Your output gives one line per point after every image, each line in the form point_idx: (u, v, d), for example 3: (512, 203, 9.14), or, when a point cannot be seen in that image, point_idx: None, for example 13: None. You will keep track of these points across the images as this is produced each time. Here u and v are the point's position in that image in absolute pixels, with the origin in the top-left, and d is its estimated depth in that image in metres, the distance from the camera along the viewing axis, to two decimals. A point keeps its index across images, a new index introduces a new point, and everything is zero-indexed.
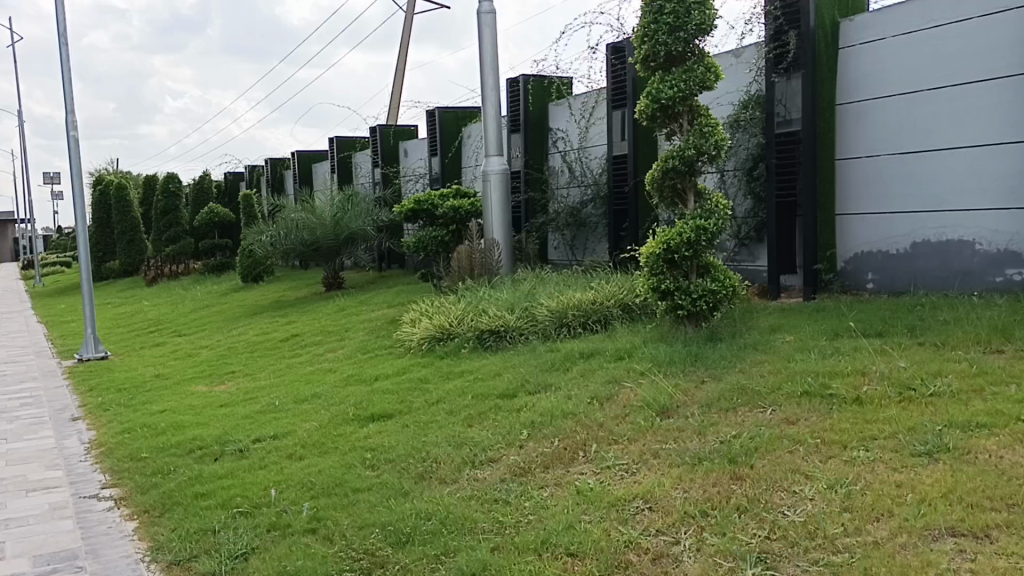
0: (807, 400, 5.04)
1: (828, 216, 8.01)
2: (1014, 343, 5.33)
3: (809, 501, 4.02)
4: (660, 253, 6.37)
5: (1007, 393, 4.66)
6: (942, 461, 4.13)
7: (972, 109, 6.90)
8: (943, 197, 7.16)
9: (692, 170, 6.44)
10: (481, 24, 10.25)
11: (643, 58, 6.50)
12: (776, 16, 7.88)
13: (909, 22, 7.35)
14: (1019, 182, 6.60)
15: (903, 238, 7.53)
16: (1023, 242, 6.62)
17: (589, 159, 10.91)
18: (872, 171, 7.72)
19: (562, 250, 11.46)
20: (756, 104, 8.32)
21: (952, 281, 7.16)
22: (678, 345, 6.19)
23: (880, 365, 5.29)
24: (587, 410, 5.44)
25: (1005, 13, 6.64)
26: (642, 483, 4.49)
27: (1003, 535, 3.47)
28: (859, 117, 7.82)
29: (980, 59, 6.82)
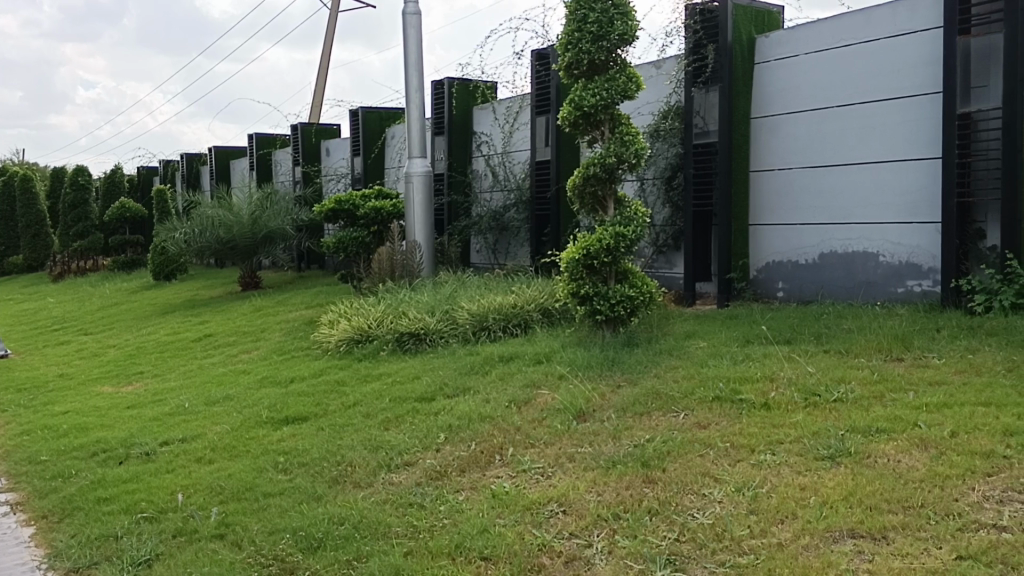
0: (718, 405, 5.17)
1: (742, 226, 8.23)
2: (913, 351, 5.58)
3: (718, 503, 4.13)
4: (580, 259, 6.42)
5: (906, 399, 4.87)
6: (843, 464, 4.29)
7: (879, 126, 7.19)
8: (851, 210, 7.44)
9: (612, 177, 6.54)
10: (406, 25, 10.20)
11: (567, 66, 6.56)
12: (696, 29, 8.07)
13: (821, 41, 7.63)
14: (920, 198, 6.90)
15: (812, 248, 7.79)
16: (923, 255, 6.91)
17: (512, 163, 10.95)
18: (785, 184, 7.97)
19: (484, 254, 11.47)
20: (675, 114, 8.49)
21: (857, 291, 7.43)
22: (595, 350, 6.26)
23: (788, 371, 5.47)
24: (504, 414, 5.46)
25: (910, 36, 6.96)
26: (557, 486, 4.53)
27: (899, 536, 3.62)
28: (773, 131, 8.07)
29: (888, 78, 7.11)
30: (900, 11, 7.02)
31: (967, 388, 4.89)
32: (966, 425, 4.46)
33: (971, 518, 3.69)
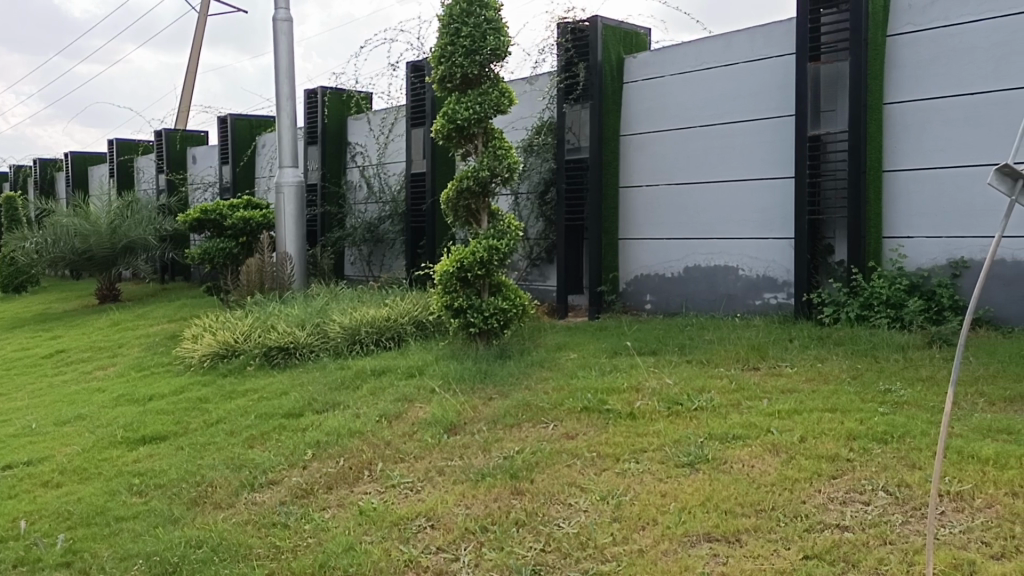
0: (586, 415, 5.27)
1: (612, 240, 8.45)
2: (768, 360, 5.87)
3: (583, 512, 4.20)
4: (454, 271, 6.41)
5: (760, 406, 5.11)
6: (702, 470, 4.45)
7: (737, 146, 7.54)
8: (713, 226, 7.76)
9: (485, 191, 6.58)
10: (277, 32, 9.98)
11: (440, 78, 6.57)
12: (567, 47, 8.29)
13: (685, 63, 7.94)
14: (775, 215, 7.28)
15: (677, 262, 8.08)
16: (778, 270, 7.29)
17: (387, 175, 10.89)
18: (652, 200, 8.24)
19: (358, 266, 11.32)
20: (548, 130, 8.66)
21: (719, 303, 7.75)
22: (468, 362, 6.28)
23: (652, 381, 5.64)
24: (374, 428, 5.39)
25: (765, 62, 7.34)
26: (426, 500, 4.50)
27: (751, 538, 3.79)
28: (641, 148, 8.33)
29: (746, 101, 7.47)
30: (757, 37, 7.40)
31: (815, 395, 5.17)
32: (814, 430, 4.71)
33: (816, 519, 3.89)
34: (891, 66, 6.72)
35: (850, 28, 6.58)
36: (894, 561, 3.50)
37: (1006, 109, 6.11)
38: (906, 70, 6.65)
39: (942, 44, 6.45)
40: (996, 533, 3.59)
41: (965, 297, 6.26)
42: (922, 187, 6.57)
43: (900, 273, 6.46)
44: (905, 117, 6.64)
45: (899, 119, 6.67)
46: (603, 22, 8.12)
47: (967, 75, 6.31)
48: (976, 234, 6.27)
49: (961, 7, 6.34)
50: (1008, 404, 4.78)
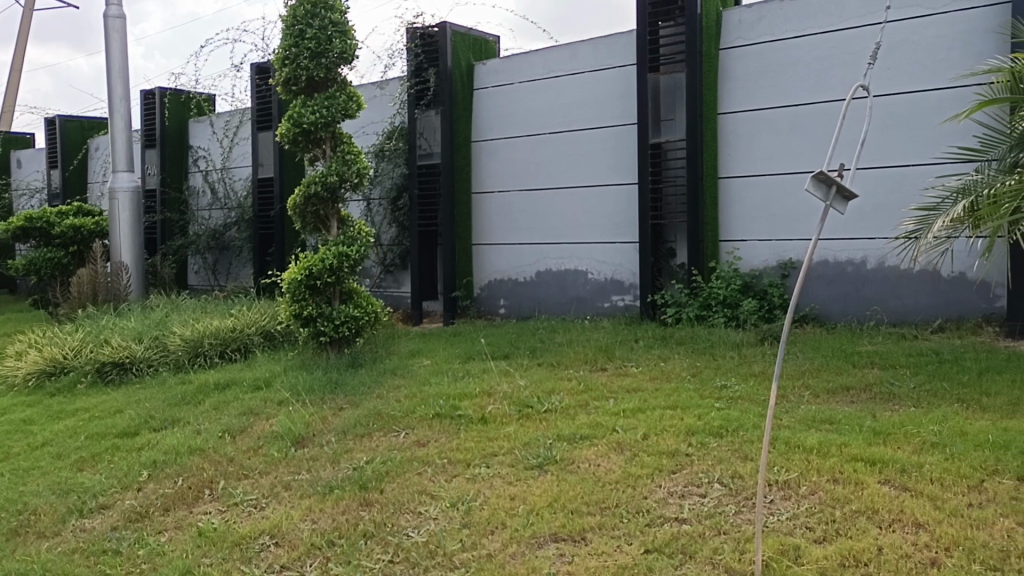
0: (437, 422, 5.25)
1: (465, 246, 8.48)
2: (615, 361, 6.04)
3: (433, 520, 4.18)
4: (302, 279, 6.24)
5: (607, 406, 5.25)
6: (550, 472, 4.52)
7: (584, 153, 7.74)
8: (562, 231, 7.93)
9: (334, 197, 6.46)
10: (108, 29, 9.44)
11: (284, 81, 6.40)
12: (417, 53, 8.28)
13: (533, 71, 8.07)
14: (620, 220, 7.53)
15: (529, 267, 8.20)
16: (624, 273, 7.53)
17: (232, 180, 10.53)
18: (504, 205, 8.34)
19: (203, 275, 10.87)
20: (399, 135, 8.61)
21: (569, 306, 7.93)
22: (318, 372, 6.13)
23: (503, 385, 5.69)
24: (217, 445, 5.17)
25: (609, 71, 7.57)
26: (270, 517, 4.35)
27: (595, 536, 3.87)
28: (492, 154, 8.41)
29: (591, 109, 7.68)
30: (600, 47, 7.63)
31: (658, 393, 5.36)
32: (656, 427, 4.89)
33: (657, 514, 4.02)
34: (724, 77, 7.07)
35: (686, 41, 6.88)
36: (727, 550, 3.66)
37: (824, 120, 6.56)
38: (737, 82, 7.02)
39: (768, 58, 6.85)
40: (819, 518, 3.81)
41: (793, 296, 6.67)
42: (753, 193, 6.95)
43: (734, 274, 6.80)
44: (737, 127, 7.01)
45: (732, 129, 7.04)
46: (453, 29, 8.14)
47: (791, 87, 6.73)
48: (801, 237, 6.69)
49: (784, 23, 6.76)
50: (831, 395, 5.12)
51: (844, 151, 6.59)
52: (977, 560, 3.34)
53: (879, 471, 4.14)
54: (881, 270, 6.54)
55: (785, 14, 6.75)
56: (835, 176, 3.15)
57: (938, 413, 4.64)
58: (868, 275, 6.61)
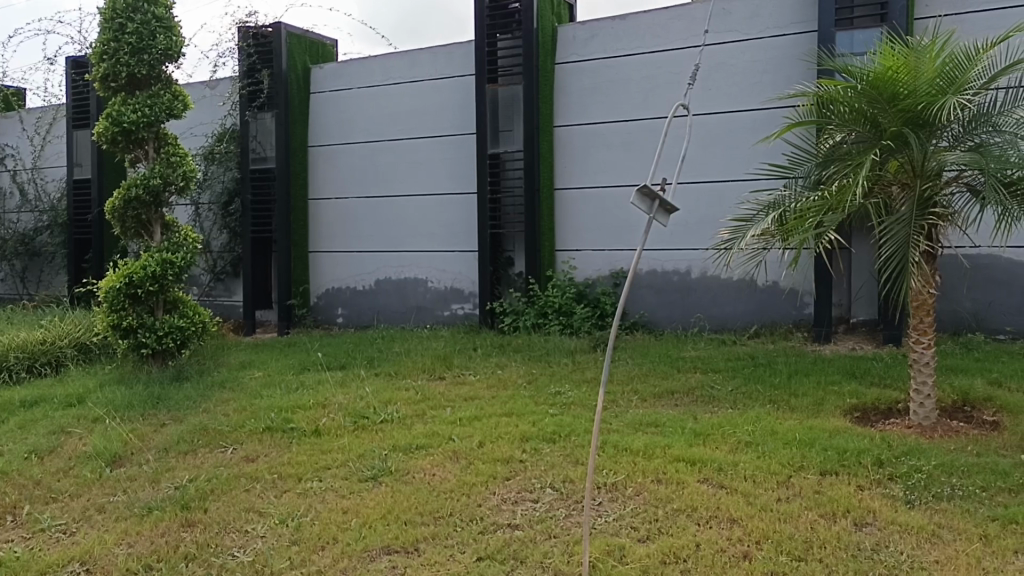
0: (268, 436, 5.07)
1: (301, 253, 8.27)
2: (453, 370, 6.05)
3: (260, 538, 4.01)
4: (121, 288, 5.88)
5: (443, 415, 5.24)
6: (384, 483, 4.45)
7: (424, 161, 7.74)
8: (402, 239, 7.89)
9: (158, 201, 6.12)
10: None
11: (102, 77, 6.01)
12: (249, 53, 7.99)
13: (372, 77, 7.99)
14: (459, 229, 7.59)
15: (368, 276, 8.10)
16: (464, 282, 7.59)
17: (44, 181, 9.80)
18: (343, 213, 8.21)
19: (9, 283, 10.04)
20: (231, 138, 8.29)
21: (409, 315, 7.90)
22: (138, 387, 5.79)
23: (339, 397, 5.57)
24: (22, 467, 4.77)
25: (448, 80, 7.60)
26: (81, 542, 4.04)
27: (429, 546, 3.84)
28: (330, 160, 8.25)
29: (430, 117, 7.69)
30: (440, 56, 7.66)
31: (495, 401, 5.42)
32: (491, 435, 4.92)
33: (491, 521, 4.05)
34: (559, 92, 7.27)
35: (523, 54, 7.02)
36: (557, 553, 3.72)
37: (652, 137, 6.88)
38: (571, 97, 7.22)
39: (600, 75, 7.09)
40: (643, 518, 3.96)
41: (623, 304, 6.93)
42: (586, 205, 7.18)
43: (569, 283, 7.00)
44: (570, 140, 7.22)
45: (566, 142, 7.24)
46: (288, 30, 7.93)
47: (621, 103, 7.01)
48: (631, 247, 6.97)
49: (615, 42, 7.02)
50: (657, 399, 5.34)
51: (669, 166, 6.92)
52: (785, 551, 3.57)
53: (699, 471, 4.35)
54: (704, 280, 6.91)
55: (616, 33, 7.01)
56: (657, 189, 3.27)
57: (753, 414, 4.94)
58: (692, 285, 6.96)
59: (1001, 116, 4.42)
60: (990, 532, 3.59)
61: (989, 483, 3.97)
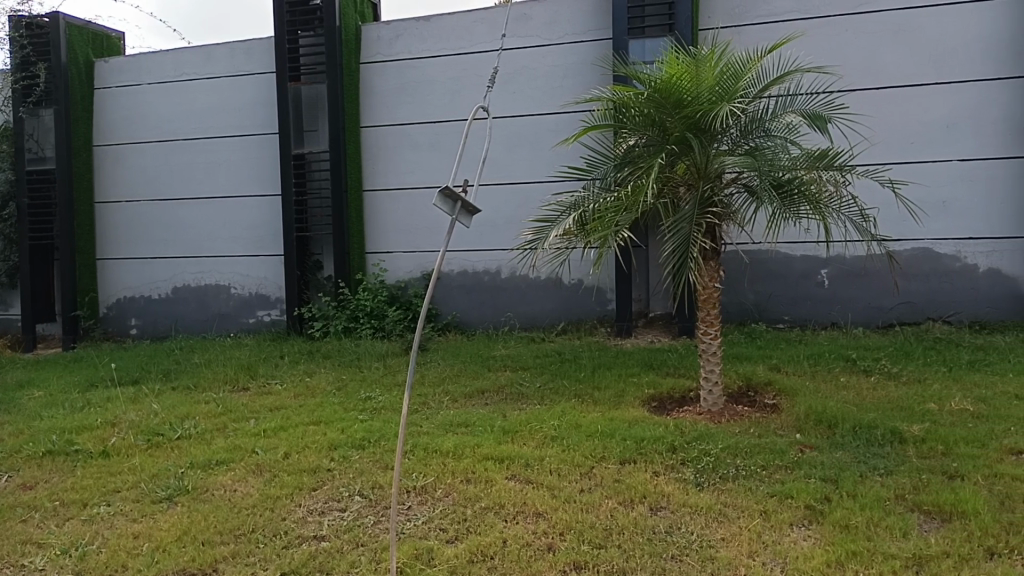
0: (49, 460, 4.67)
1: (87, 260, 7.73)
2: (257, 379, 5.83)
3: (38, 572, 3.64)
4: None
5: (246, 427, 5.04)
6: (181, 503, 4.19)
7: (222, 162, 7.47)
8: (201, 244, 7.57)
9: None
10: None
11: None
12: (22, 44, 7.36)
13: (162, 72, 7.60)
14: (262, 232, 7.37)
15: (164, 283, 7.71)
16: (269, 287, 7.38)
17: None
18: (134, 217, 7.78)
19: None
20: (6, 134, 7.70)
21: (210, 323, 7.59)
22: None
23: (130, 414, 5.23)
24: None
25: (246, 78, 7.36)
26: None
27: (228, 566, 3.62)
28: (119, 161, 7.79)
29: (228, 116, 7.42)
30: (240, 53, 7.40)
31: (302, 409, 5.27)
32: (297, 445, 4.77)
33: (295, 534, 3.88)
34: (366, 92, 7.19)
35: (325, 53, 6.88)
36: (364, 561, 3.61)
37: (458, 138, 6.96)
38: (378, 97, 7.17)
39: (406, 75, 7.09)
40: (451, 519, 3.95)
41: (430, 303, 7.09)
42: (395, 206, 7.16)
43: (380, 285, 6.94)
44: (377, 140, 7.18)
45: (374, 143, 7.19)
46: (66, 21, 7.40)
47: (428, 105, 7.03)
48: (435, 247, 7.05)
49: (420, 42, 7.03)
50: (467, 399, 5.38)
51: (472, 166, 7.04)
52: (586, 541, 3.67)
53: (507, 467, 4.42)
54: (512, 279, 7.06)
55: (421, 34, 7.03)
56: (460, 190, 3.18)
57: (558, 408, 5.08)
58: (501, 284, 7.09)
59: (773, 121, 4.80)
60: (769, 507, 3.86)
61: (769, 462, 4.29)
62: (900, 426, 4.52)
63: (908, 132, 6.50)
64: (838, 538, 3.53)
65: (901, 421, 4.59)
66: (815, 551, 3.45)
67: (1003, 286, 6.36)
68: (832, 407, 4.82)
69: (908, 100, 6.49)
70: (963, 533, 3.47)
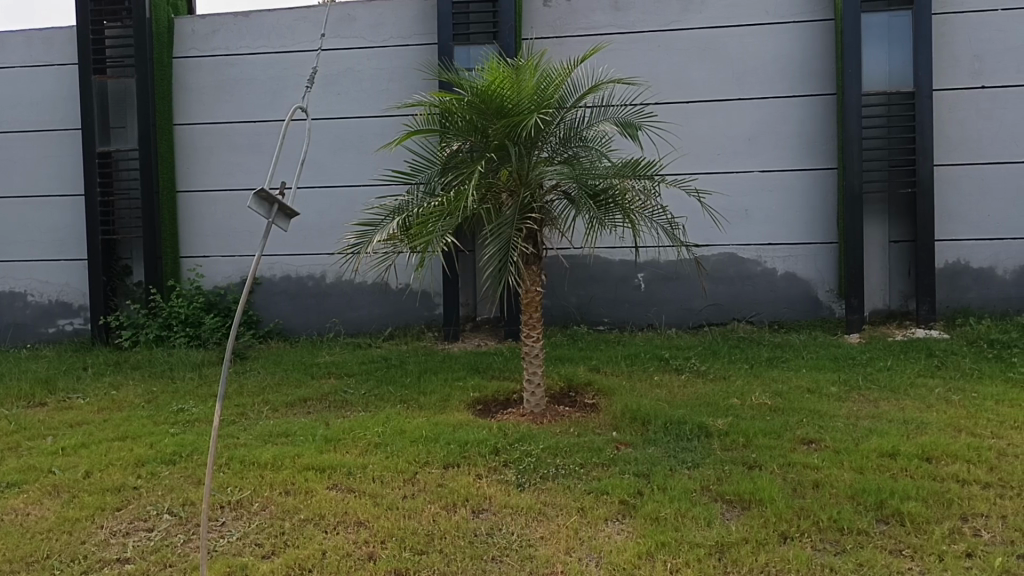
0: None
1: None
2: (57, 394, 5.41)
3: None
4: None
5: (43, 445, 4.66)
6: None
7: (18, 159, 6.98)
8: None
9: None
10: None
11: None
12: None
13: None
14: (64, 236, 6.96)
15: None
16: (72, 294, 6.99)
17: None
18: None
19: None
20: None
21: (3, 334, 7.08)
22: None
23: None
24: None
25: (46, 69, 6.92)
26: None
27: None
28: None
29: (25, 109, 6.95)
30: (41, 42, 6.90)
31: (107, 425, 4.94)
32: (99, 463, 4.46)
33: (96, 557, 3.59)
34: (180, 88, 6.95)
35: (133, 45, 6.50)
36: None
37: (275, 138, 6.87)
38: (193, 94, 6.96)
39: (225, 73, 6.92)
40: (268, 533, 3.79)
41: (255, 310, 6.93)
42: (213, 208, 6.98)
43: (196, 291, 6.68)
44: (194, 140, 6.97)
45: (189, 142, 6.97)
46: None
47: (248, 103, 6.90)
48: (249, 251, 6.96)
49: (239, 39, 6.89)
50: (289, 408, 5.22)
51: (289, 169, 6.95)
52: (407, 547, 3.62)
53: (328, 477, 4.31)
54: (338, 284, 6.95)
55: (239, 30, 6.88)
56: (277, 192, 2.98)
57: (382, 415, 5.03)
58: (327, 289, 6.97)
59: (588, 130, 4.98)
60: (586, 504, 3.97)
61: (586, 460, 4.42)
62: (706, 421, 4.80)
63: (716, 144, 6.92)
64: (650, 530, 3.67)
65: (708, 416, 4.88)
66: (628, 544, 3.57)
67: (798, 288, 6.89)
68: (646, 405, 5.05)
69: (716, 114, 6.90)
70: (761, 519, 3.69)
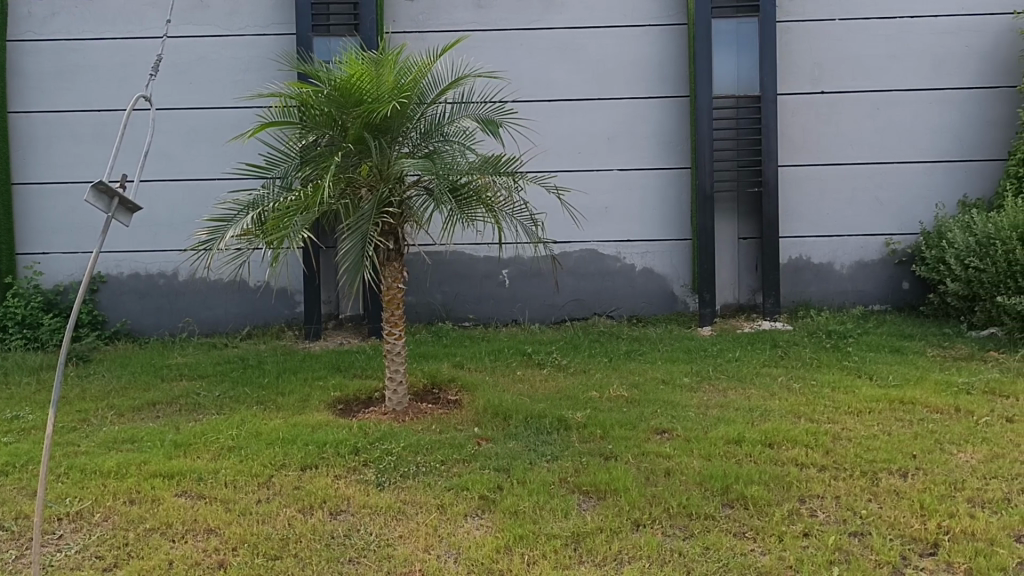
0: None
1: None
2: None
3: None
4: None
5: None
6: None
7: None
8: None
9: None
10: None
11: None
12: None
13: None
14: None
15: None
16: None
17: None
18: None
19: None
20: None
21: None
22: None
23: None
24: None
25: None
26: None
27: None
28: None
29: None
30: None
31: None
32: None
33: None
34: (15, 73, 6.54)
35: None
36: None
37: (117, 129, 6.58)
38: (30, 81, 6.55)
39: (66, 58, 6.54)
40: (110, 545, 3.59)
41: (103, 311, 6.62)
42: (53, 203, 6.62)
43: (35, 290, 6.36)
44: (31, 129, 6.58)
45: (25, 131, 6.57)
46: None
47: (92, 92, 6.56)
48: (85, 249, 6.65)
49: (82, 23, 6.53)
50: (135, 413, 4.99)
51: (130, 161, 6.68)
52: (260, 553, 3.51)
53: (177, 484, 4.13)
54: (191, 282, 6.72)
55: (81, 14, 6.52)
56: (118, 185, 2.82)
57: (237, 417, 4.87)
58: (180, 287, 6.73)
59: (450, 125, 5.02)
60: (445, 501, 3.97)
61: (447, 457, 4.42)
62: (565, 414, 4.89)
63: (578, 142, 7.06)
64: (508, 523, 3.70)
65: (567, 409, 4.97)
66: (486, 538, 3.58)
67: (655, 283, 7.13)
68: (508, 400, 5.10)
69: (577, 112, 7.04)
70: (615, 508, 3.79)
